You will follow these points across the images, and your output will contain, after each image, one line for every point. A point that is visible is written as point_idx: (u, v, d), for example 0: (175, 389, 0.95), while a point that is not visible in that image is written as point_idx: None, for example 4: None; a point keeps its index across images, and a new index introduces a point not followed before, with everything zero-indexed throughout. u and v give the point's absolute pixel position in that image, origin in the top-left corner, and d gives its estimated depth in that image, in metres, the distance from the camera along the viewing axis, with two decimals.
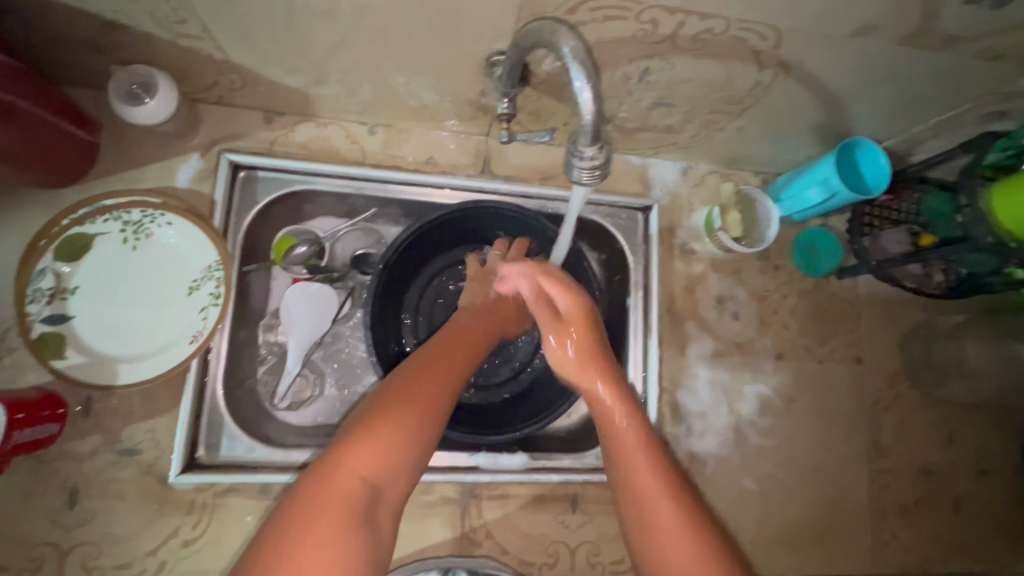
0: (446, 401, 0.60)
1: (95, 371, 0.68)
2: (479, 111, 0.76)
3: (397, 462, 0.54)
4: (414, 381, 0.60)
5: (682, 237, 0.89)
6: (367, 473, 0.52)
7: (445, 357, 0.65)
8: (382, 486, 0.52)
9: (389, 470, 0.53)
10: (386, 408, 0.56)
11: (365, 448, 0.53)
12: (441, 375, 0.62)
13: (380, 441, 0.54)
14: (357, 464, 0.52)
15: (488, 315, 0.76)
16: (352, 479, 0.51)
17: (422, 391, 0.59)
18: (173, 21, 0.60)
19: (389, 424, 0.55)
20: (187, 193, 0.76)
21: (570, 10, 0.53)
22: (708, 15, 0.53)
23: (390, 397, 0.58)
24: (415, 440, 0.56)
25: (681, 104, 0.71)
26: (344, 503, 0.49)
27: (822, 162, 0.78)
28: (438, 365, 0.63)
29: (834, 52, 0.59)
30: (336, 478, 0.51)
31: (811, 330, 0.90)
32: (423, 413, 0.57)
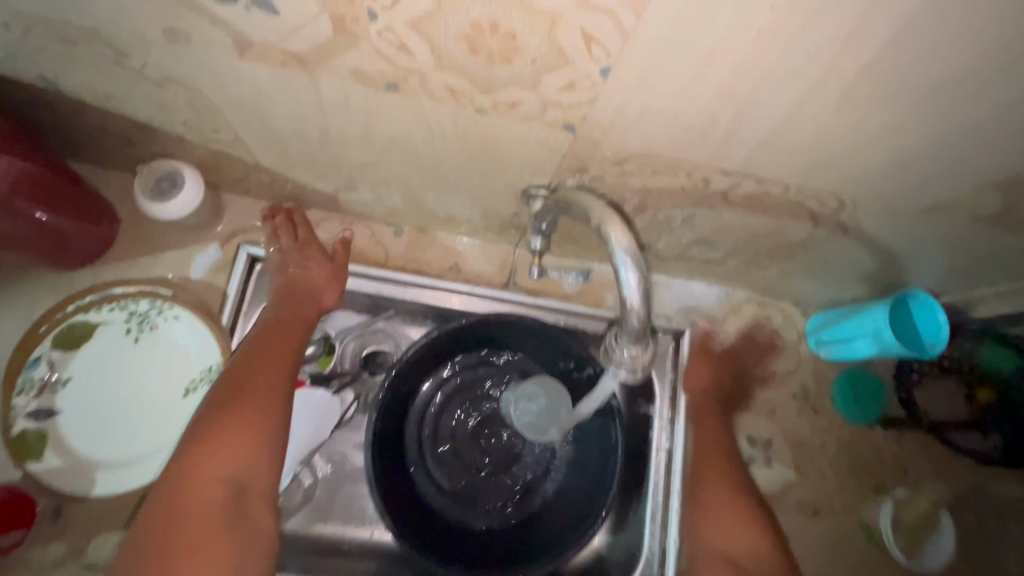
0: (284, 375, 0.62)
1: (71, 478, 0.64)
2: (508, 226, 0.73)
3: (251, 456, 0.54)
4: (218, 399, 0.58)
5: (714, 367, 0.83)
6: (223, 478, 0.52)
7: (264, 350, 0.64)
8: (241, 487, 0.53)
9: (246, 471, 0.53)
10: (208, 423, 0.55)
11: (187, 472, 0.51)
12: (281, 360, 0.63)
13: (222, 452, 0.53)
14: (211, 471, 0.52)
15: (300, 296, 0.70)
16: (199, 497, 0.50)
17: (258, 376, 0.60)
18: (206, 130, 0.58)
19: (241, 430, 0.55)
20: (198, 285, 0.73)
21: (616, 162, 0.50)
22: (766, 179, 0.50)
23: (211, 411, 0.56)
24: (246, 458, 0.54)
25: (723, 244, 0.67)
26: (194, 528, 0.49)
27: (875, 311, 0.72)
28: (253, 358, 0.62)
29: (898, 221, 0.55)
30: (173, 505, 0.50)
31: (850, 484, 0.81)
32: (253, 390, 0.59)
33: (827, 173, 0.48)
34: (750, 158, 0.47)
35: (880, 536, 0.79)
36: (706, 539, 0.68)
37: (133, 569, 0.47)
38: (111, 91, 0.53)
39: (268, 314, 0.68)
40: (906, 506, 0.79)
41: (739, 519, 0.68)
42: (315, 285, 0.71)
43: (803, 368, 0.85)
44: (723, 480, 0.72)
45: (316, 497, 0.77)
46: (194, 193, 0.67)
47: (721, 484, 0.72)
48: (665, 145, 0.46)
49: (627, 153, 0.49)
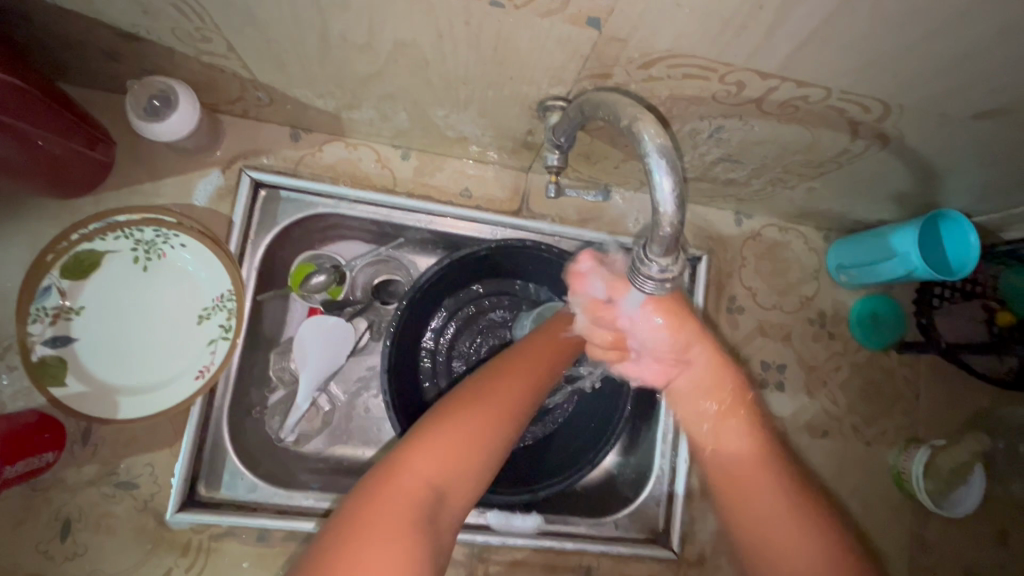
0: (526, 407, 0.53)
1: (96, 403, 0.65)
2: (522, 146, 0.69)
3: (471, 470, 0.48)
4: (465, 401, 0.51)
5: (731, 294, 0.81)
6: (430, 476, 0.46)
7: (531, 360, 0.57)
8: (445, 493, 0.46)
9: (456, 475, 0.47)
10: (452, 407, 0.50)
11: (423, 450, 0.47)
12: (530, 388, 0.54)
13: (446, 440, 0.48)
14: (425, 464, 0.46)
15: (579, 311, 0.65)
16: (411, 483, 0.45)
17: (500, 394, 0.52)
18: (197, 39, 0.54)
19: (466, 434, 0.48)
20: (203, 213, 0.71)
21: (643, 65, 0.46)
22: (805, 82, 0.46)
23: (448, 408, 0.50)
24: (461, 461, 0.48)
25: (750, 162, 0.63)
26: (400, 515, 0.43)
27: (903, 232, 0.70)
28: (520, 368, 0.55)
29: (940, 129, 0.51)
30: (399, 482, 0.45)
31: (860, 407, 0.82)
32: (504, 409, 0.51)
33: (874, 72, 0.44)
34: (792, 57, 0.43)
35: (910, 485, 0.79)
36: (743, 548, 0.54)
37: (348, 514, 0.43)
38: None
39: (544, 325, 0.63)
40: (942, 454, 0.78)
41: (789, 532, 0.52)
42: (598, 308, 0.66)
43: (821, 294, 0.83)
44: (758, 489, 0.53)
45: (333, 423, 0.79)
46: (169, 139, 0.64)
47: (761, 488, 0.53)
48: (698, 41, 0.42)
49: (656, 54, 0.44)
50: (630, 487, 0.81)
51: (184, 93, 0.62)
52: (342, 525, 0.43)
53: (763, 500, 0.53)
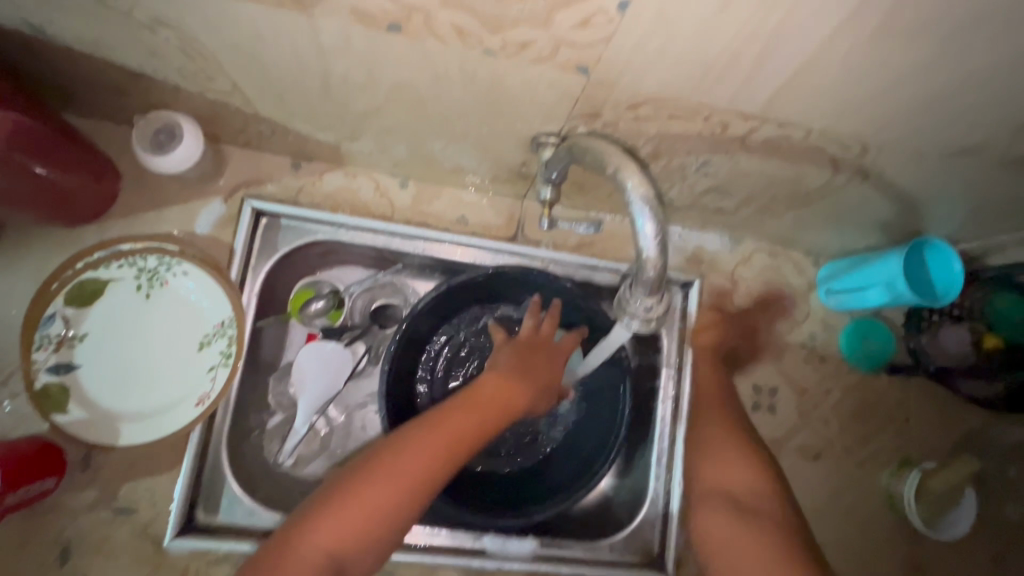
0: (432, 477, 0.55)
1: (96, 429, 0.66)
2: (517, 176, 0.71)
3: (370, 539, 0.52)
4: (367, 469, 0.55)
5: (723, 318, 0.83)
6: (329, 546, 0.51)
7: (445, 423, 0.58)
8: (345, 561, 0.51)
9: (353, 544, 0.52)
10: (355, 481, 0.54)
11: (321, 524, 0.52)
12: (439, 455, 0.56)
13: (341, 512, 0.52)
14: (320, 536, 0.51)
15: (514, 371, 0.65)
16: (309, 552, 0.51)
17: (401, 465, 0.55)
18: (202, 78, 0.56)
19: (360, 506, 0.53)
20: (205, 241, 0.73)
21: (631, 106, 0.48)
22: (786, 122, 0.48)
23: (351, 477, 0.55)
24: (359, 531, 0.52)
25: (738, 192, 0.65)
26: None
27: (888, 260, 0.71)
28: (427, 437, 0.57)
29: (920, 164, 0.53)
30: (297, 552, 0.51)
31: (852, 429, 0.83)
32: (402, 482, 0.54)
33: (852, 113, 0.46)
34: (773, 99, 0.45)
35: (903, 507, 0.80)
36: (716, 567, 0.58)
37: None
38: (101, 39, 0.50)
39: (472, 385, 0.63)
40: (933, 477, 0.78)
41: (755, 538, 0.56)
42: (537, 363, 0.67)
43: (812, 317, 0.85)
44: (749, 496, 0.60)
45: (331, 446, 0.79)
46: (175, 171, 0.66)
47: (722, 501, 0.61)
48: (684, 86, 0.44)
49: (644, 97, 0.46)
50: (625, 510, 0.81)
51: (190, 127, 0.64)
52: None
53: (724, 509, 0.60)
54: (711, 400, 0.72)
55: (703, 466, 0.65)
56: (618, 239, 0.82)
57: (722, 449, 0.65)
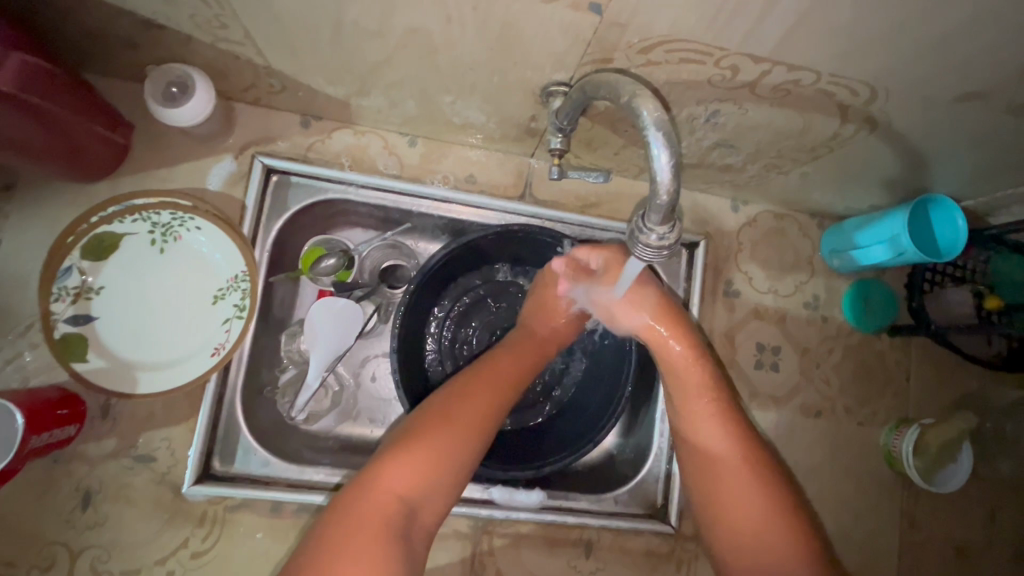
0: (488, 420, 0.61)
1: (115, 378, 0.67)
2: (525, 133, 0.71)
3: (441, 483, 0.56)
4: (431, 420, 0.59)
5: (728, 278, 0.84)
6: (403, 491, 0.54)
7: (491, 376, 0.65)
8: (416, 504, 0.54)
9: (426, 488, 0.55)
10: (417, 430, 0.58)
11: (394, 470, 0.55)
12: (492, 405, 0.62)
13: (414, 457, 0.56)
14: (395, 480, 0.54)
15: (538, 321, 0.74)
16: (385, 496, 0.53)
17: (464, 412, 0.60)
18: (215, 26, 0.56)
19: (432, 451, 0.56)
20: (217, 197, 0.73)
21: (642, 50, 0.48)
22: (796, 66, 0.48)
23: (417, 426, 0.59)
24: (432, 474, 0.56)
25: (745, 147, 0.65)
26: (373, 523, 0.51)
27: (892, 217, 0.72)
28: (480, 386, 0.63)
29: (927, 112, 0.54)
30: (374, 498, 0.53)
31: (853, 388, 0.85)
32: (468, 427, 0.59)
33: (860, 56, 0.46)
34: (782, 41, 0.45)
35: (900, 462, 0.81)
36: (712, 533, 0.61)
37: (330, 528, 0.51)
38: None
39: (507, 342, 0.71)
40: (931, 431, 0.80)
41: (767, 514, 0.58)
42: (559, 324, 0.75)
43: (816, 278, 0.86)
44: (741, 466, 0.61)
45: (343, 403, 0.82)
46: (186, 125, 0.67)
47: (721, 470, 0.61)
48: (695, 26, 0.45)
49: (655, 39, 0.47)
50: (629, 465, 0.83)
51: (201, 80, 0.65)
52: (322, 534, 0.51)
53: (732, 481, 0.60)
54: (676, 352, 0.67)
55: (691, 431, 0.64)
56: (623, 199, 0.82)
57: (698, 414, 0.64)
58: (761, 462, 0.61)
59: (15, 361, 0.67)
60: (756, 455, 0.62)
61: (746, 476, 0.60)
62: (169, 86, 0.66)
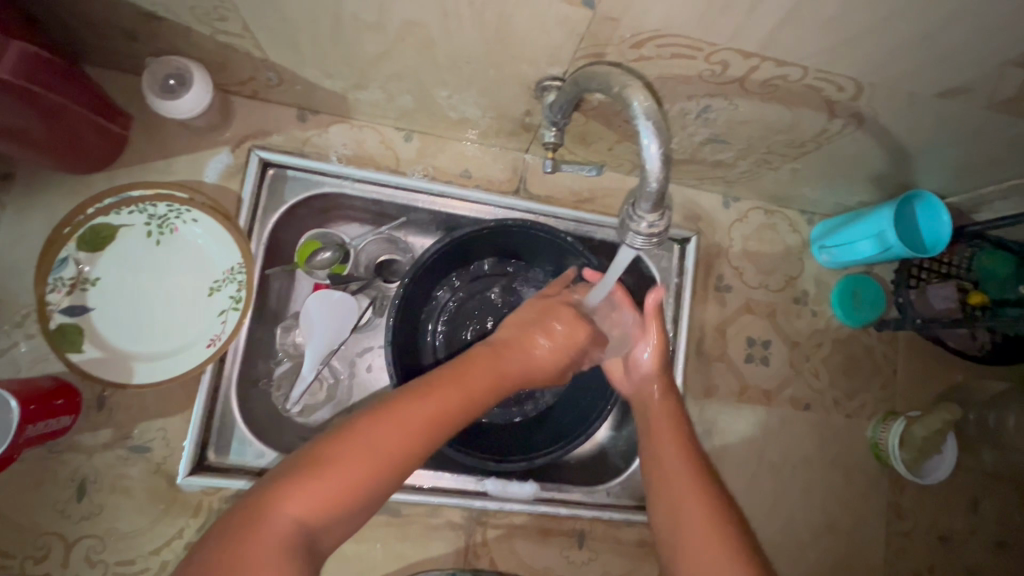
0: (420, 438, 0.49)
1: (111, 368, 0.68)
2: (520, 127, 0.72)
3: (349, 512, 0.45)
4: (346, 436, 0.47)
5: (719, 273, 0.85)
6: (301, 521, 0.43)
7: (436, 393, 0.53)
8: (316, 537, 0.44)
9: (326, 519, 0.44)
10: (331, 444, 0.47)
11: (294, 491, 0.44)
12: (429, 423, 0.50)
13: (320, 481, 0.44)
14: (291, 508, 0.43)
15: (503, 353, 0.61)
16: (280, 520, 0.42)
17: (389, 428, 0.48)
18: (215, 18, 0.57)
19: (342, 474, 0.45)
20: (214, 190, 0.74)
21: (634, 45, 0.50)
22: (784, 61, 0.50)
23: (328, 442, 0.47)
24: (337, 506, 0.45)
25: (736, 142, 0.66)
26: (253, 560, 0.40)
27: (879, 213, 0.73)
28: (419, 401, 0.51)
29: (910, 107, 0.56)
30: (268, 520, 0.42)
31: (841, 381, 0.86)
32: (389, 449, 0.47)
33: (846, 51, 0.48)
34: (771, 36, 0.46)
35: (887, 455, 0.83)
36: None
37: (200, 563, 0.40)
38: None
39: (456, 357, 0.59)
40: (919, 424, 0.80)
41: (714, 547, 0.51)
42: (515, 344, 0.63)
43: (805, 274, 0.87)
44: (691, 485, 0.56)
45: (338, 396, 0.82)
46: (184, 117, 0.67)
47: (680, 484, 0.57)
48: (687, 21, 0.46)
49: (647, 34, 0.48)
50: (622, 458, 0.85)
51: (199, 72, 0.65)
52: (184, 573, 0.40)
53: (685, 499, 0.55)
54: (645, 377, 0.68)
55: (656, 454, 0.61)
56: (617, 195, 0.83)
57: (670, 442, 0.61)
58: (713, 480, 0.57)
59: (12, 351, 0.67)
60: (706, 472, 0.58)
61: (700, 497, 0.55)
62: (168, 78, 0.67)
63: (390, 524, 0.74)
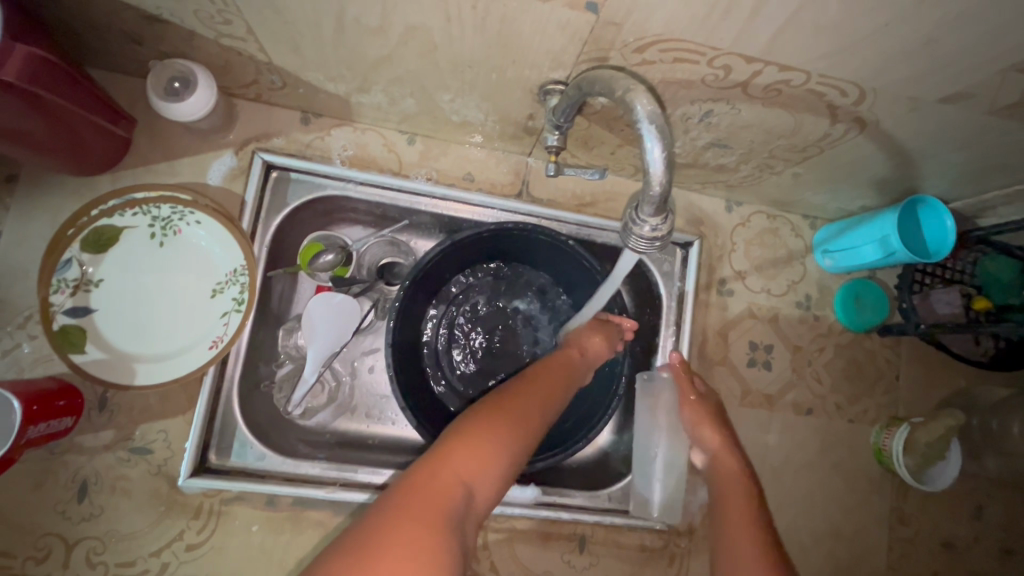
0: (535, 422, 0.57)
1: (113, 369, 0.68)
2: (523, 131, 0.73)
3: (499, 476, 0.52)
4: (487, 413, 0.55)
5: (721, 277, 0.85)
6: (466, 479, 0.49)
7: (538, 384, 0.63)
8: (476, 494, 0.49)
9: (485, 478, 0.50)
10: (476, 421, 0.54)
11: (459, 451, 0.50)
12: (542, 410, 0.60)
13: (478, 442, 0.51)
14: (458, 466, 0.49)
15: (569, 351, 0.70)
16: (449, 477, 0.48)
17: (517, 409, 0.57)
18: (218, 21, 0.57)
19: (492, 441, 0.52)
20: (217, 192, 0.74)
21: (636, 49, 0.50)
22: (786, 66, 0.50)
23: (476, 416, 0.55)
24: (493, 468, 0.51)
25: (738, 147, 0.66)
26: (432, 506, 0.45)
27: (884, 218, 0.73)
28: (531, 392, 0.61)
29: (913, 111, 0.56)
30: (436, 480, 0.48)
31: (844, 386, 0.86)
32: (521, 423, 0.56)
33: (847, 56, 0.48)
34: (772, 40, 0.46)
35: (890, 460, 0.82)
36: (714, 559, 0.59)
37: (386, 513, 0.45)
38: None
39: (539, 361, 0.68)
40: (920, 429, 0.81)
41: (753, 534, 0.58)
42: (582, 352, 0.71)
43: (807, 278, 0.87)
44: (745, 502, 0.63)
45: (340, 398, 0.82)
46: (187, 120, 0.67)
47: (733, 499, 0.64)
48: (688, 25, 0.46)
49: (649, 38, 0.48)
50: (623, 462, 0.84)
51: (203, 76, 0.66)
52: (368, 525, 0.44)
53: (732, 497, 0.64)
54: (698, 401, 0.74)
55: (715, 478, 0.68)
56: (619, 198, 0.84)
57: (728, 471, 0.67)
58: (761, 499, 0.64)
59: (14, 352, 0.67)
60: (757, 493, 0.65)
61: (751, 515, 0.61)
62: (173, 82, 0.67)
63: None
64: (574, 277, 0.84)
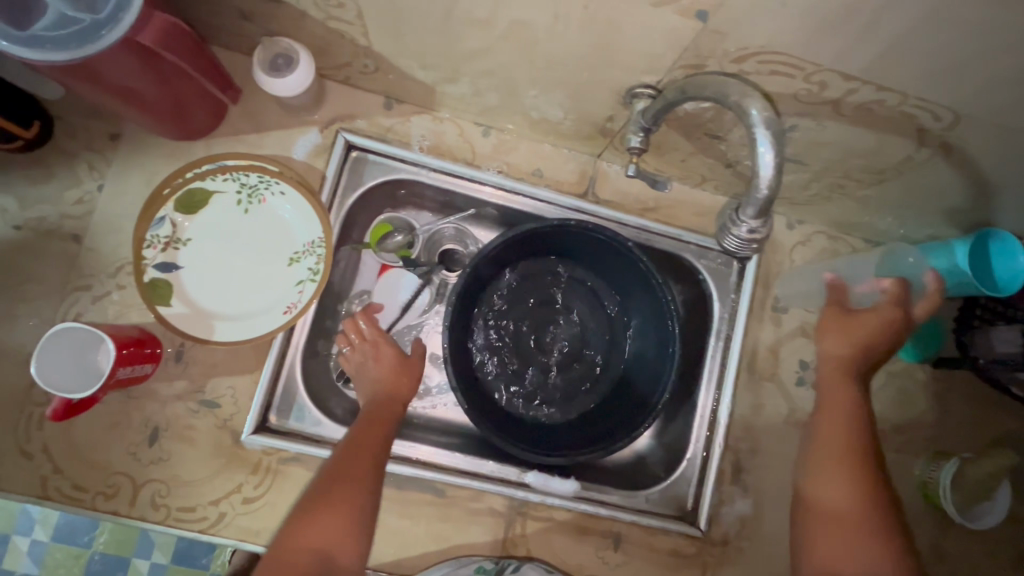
0: (369, 472, 0.63)
1: (193, 324, 0.72)
2: (599, 132, 0.75)
3: (352, 528, 0.59)
4: (326, 477, 0.62)
5: (777, 293, 0.85)
6: (316, 548, 0.57)
7: (363, 429, 0.67)
8: (334, 554, 0.57)
9: (335, 538, 0.58)
10: (314, 499, 0.60)
11: (302, 529, 0.58)
12: (371, 451, 0.65)
13: (319, 516, 0.59)
14: (303, 542, 0.57)
15: (399, 384, 0.74)
16: (300, 558, 0.56)
17: (347, 467, 0.63)
18: (332, 5, 0.60)
19: (330, 506, 0.59)
20: (301, 166, 0.78)
21: (734, 60, 0.51)
22: (883, 87, 0.51)
23: (315, 487, 0.61)
24: (336, 530, 0.58)
25: (814, 164, 0.67)
26: None
27: (951, 249, 0.74)
28: (360, 439, 0.66)
29: (1003, 141, 0.56)
30: (286, 562, 0.56)
31: (892, 415, 0.85)
32: (356, 477, 0.62)
33: (948, 81, 0.49)
34: (875, 61, 0.47)
35: (936, 494, 0.81)
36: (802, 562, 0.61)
37: None
38: None
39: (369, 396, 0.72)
40: (972, 466, 0.79)
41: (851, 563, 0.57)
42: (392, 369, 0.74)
43: None
44: (846, 494, 0.61)
45: None
46: (283, 96, 0.71)
47: (845, 531, 0.59)
48: (794, 39, 0.47)
49: (750, 49, 0.49)
50: (661, 467, 0.85)
51: (305, 55, 0.69)
52: None
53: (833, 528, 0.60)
54: (837, 394, 0.66)
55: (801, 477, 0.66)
56: (681, 206, 0.85)
57: (829, 415, 0.66)
58: (886, 513, 0.60)
59: (105, 298, 0.72)
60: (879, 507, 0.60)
61: (852, 505, 0.60)
62: (276, 58, 0.70)
63: (435, 505, 0.76)
64: (620, 271, 0.86)
